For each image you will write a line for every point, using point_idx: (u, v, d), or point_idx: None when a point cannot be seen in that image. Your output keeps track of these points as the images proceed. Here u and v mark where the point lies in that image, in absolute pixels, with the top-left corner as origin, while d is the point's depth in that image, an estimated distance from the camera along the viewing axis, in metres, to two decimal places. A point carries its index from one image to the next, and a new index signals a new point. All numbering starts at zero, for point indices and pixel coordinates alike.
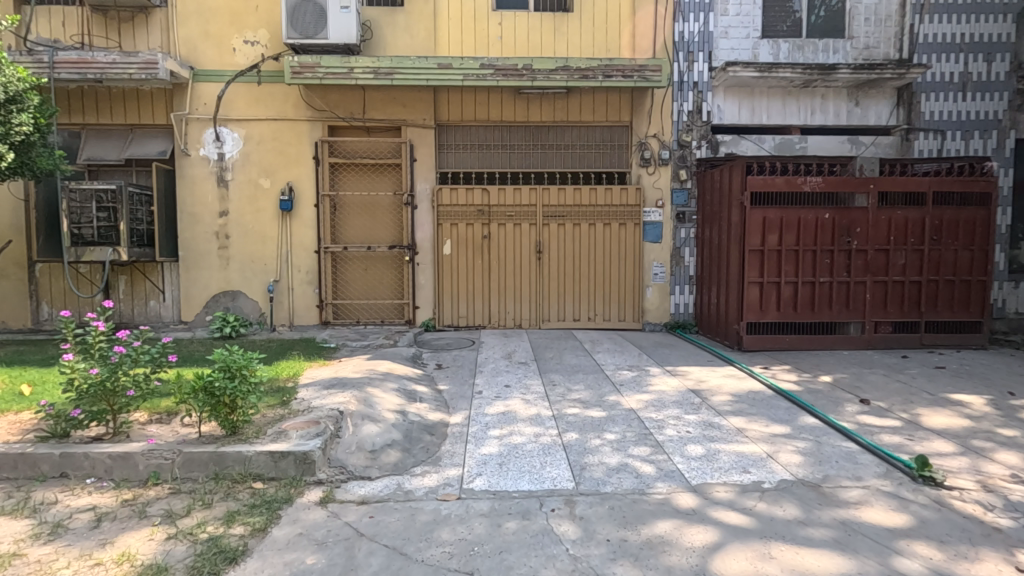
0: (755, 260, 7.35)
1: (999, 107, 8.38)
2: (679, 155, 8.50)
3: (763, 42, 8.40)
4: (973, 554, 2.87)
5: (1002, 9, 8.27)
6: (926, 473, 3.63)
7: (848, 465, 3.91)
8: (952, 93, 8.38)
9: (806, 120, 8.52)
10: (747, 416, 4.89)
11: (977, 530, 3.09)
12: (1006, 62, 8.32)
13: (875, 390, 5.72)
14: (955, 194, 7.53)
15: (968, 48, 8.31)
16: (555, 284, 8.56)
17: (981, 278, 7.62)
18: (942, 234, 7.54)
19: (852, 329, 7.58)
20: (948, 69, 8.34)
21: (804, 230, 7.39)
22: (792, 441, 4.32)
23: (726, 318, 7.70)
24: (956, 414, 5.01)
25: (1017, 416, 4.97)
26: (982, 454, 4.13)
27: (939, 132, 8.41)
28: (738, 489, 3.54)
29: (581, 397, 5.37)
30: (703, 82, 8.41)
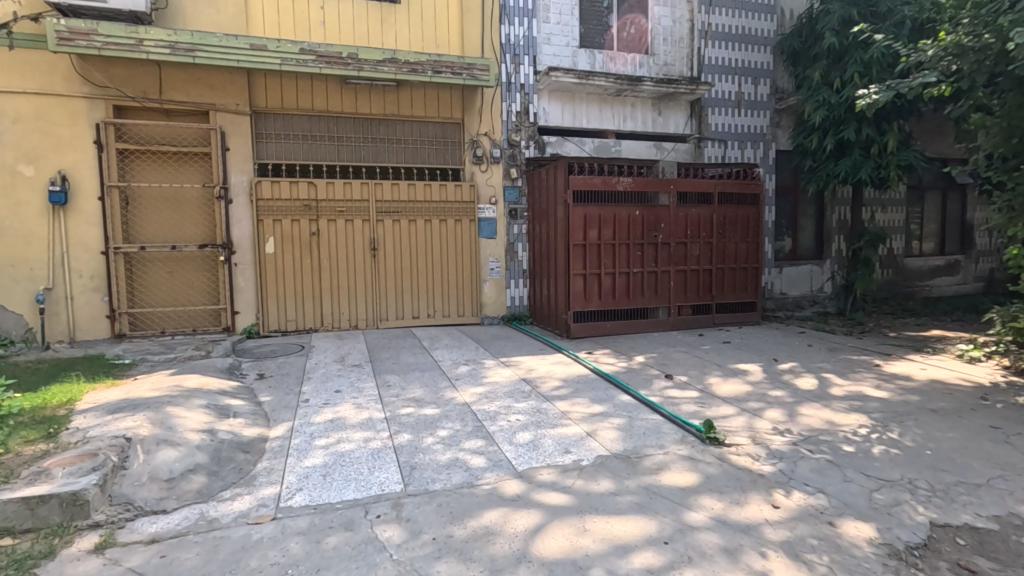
0: (579, 254, 7.91)
1: (764, 123, 10.06)
2: (510, 154, 8.80)
3: (580, 51, 9.05)
4: (743, 499, 3.38)
5: (763, 41, 9.95)
6: (712, 435, 4.22)
7: (653, 435, 4.38)
8: (731, 109, 9.86)
9: (619, 125, 9.38)
10: (571, 399, 5.23)
11: (748, 478, 3.65)
12: (768, 86, 10.02)
13: (677, 366, 6.51)
14: (734, 195, 8.88)
15: (740, 72, 9.85)
16: (391, 282, 8.34)
17: (755, 266, 9.11)
18: (726, 228, 8.86)
19: (661, 313, 8.56)
20: (727, 88, 9.80)
21: (619, 226, 8.14)
22: (608, 419, 4.72)
23: (556, 308, 8.19)
24: (737, 381, 5.91)
25: (779, 378, 6.02)
26: (753, 413, 4.92)
27: (722, 142, 9.85)
28: (559, 470, 3.75)
29: (415, 396, 5.28)
30: (529, 85, 8.81)
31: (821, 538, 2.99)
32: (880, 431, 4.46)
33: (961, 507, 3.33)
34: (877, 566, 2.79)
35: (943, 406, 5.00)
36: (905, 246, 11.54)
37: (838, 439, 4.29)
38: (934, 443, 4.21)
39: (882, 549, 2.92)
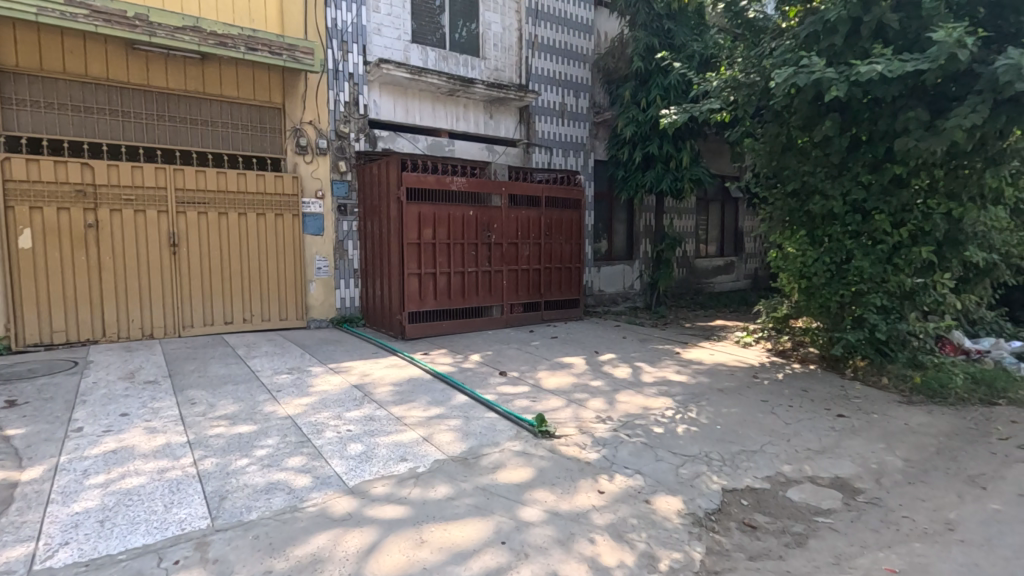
0: (413, 253, 7.73)
1: (584, 133, 10.88)
2: (337, 146, 8.26)
3: (412, 47, 8.84)
4: (573, 488, 3.56)
5: (582, 58, 10.76)
6: (543, 428, 4.39)
7: (489, 433, 4.42)
8: (555, 118, 10.48)
9: (452, 125, 9.39)
10: (406, 403, 5.05)
11: (576, 467, 3.86)
12: (587, 100, 10.87)
13: (510, 362, 6.71)
14: (560, 199, 9.47)
15: (563, 84, 10.53)
16: (197, 284, 7.26)
17: (577, 265, 9.83)
18: (553, 230, 9.40)
19: (494, 311, 8.77)
20: (552, 98, 10.40)
21: (453, 225, 8.13)
22: (444, 421, 4.65)
23: (390, 309, 7.89)
24: (564, 374, 6.27)
25: (600, 369, 6.54)
26: (579, 404, 5.25)
27: (548, 149, 10.43)
28: (395, 480, 3.57)
29: (227, 413, 4.64)
30: (358, 75, 8.34)
31: (639, 516, 3.26)
32: (682, 411, 5.07)
33: (743, 472, 3.91)
34: (684, 535, 3.12)
35: (727, 385, 5.87)
36: (695, 249, 13.44)
37: (649, 422, 4.77)
38: (722, 418, 4.91)
39: (688, 518, 3.29)
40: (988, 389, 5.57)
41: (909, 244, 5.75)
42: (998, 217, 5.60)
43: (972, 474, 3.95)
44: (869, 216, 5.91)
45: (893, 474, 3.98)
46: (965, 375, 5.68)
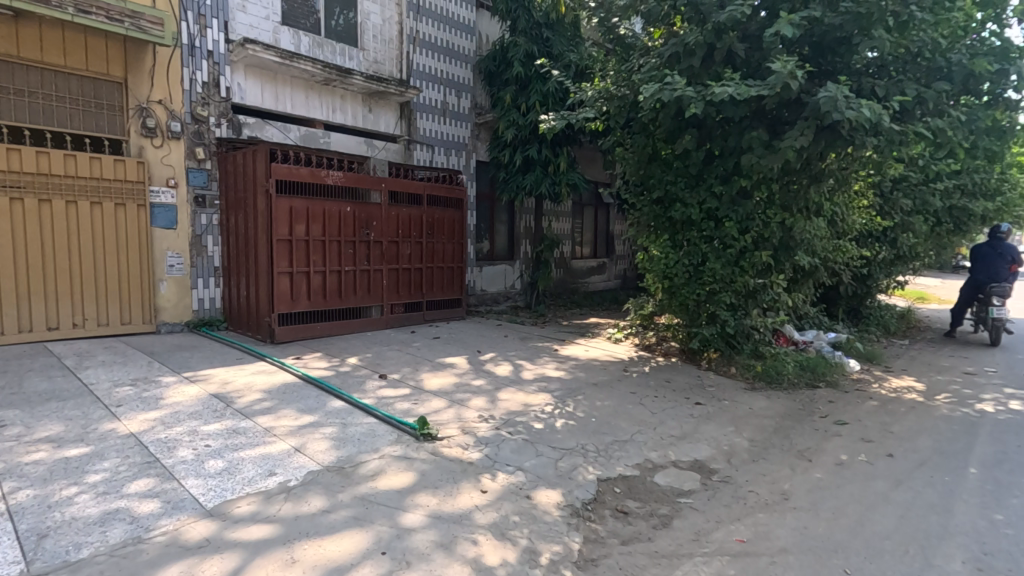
0: (283, 250, 7.20)
1: (466, 133, 10.87)
2: (194, 130, 7.41)
3: (282, 29, 8.23)
4: (455, 490, 3.52)
5: (464, 58, 10.77)
6: (425, 431, 4.29)
7: (368, 439, 4.23)
8: (437, 116, 10.37)
9: (328, 116, 8.88)
10: (275, 412, 4.66)
11: (459, 468, 3.82)
12: (469, 100, 10.88)
13: (390, 364, 6.50)
14: (442, 198, 9.39)
15: (445, 83, 10.46)
16: (7, 283, 6.09)
17: (459, 265, 9.81)
18: (435, 229, 9.29)
19: (373, 312, 8.46)
20: (433, 96, 10.28)
21: (329, 222, 7.70)
22: (319, 429, 4.36)
23: (257, 311, 7.26)
24: (446, 374, 6.21)
25: (482, 368, 6.58)
26: (461, 403, 5.23)
27: (430, 147, 10.29)
28: (261, 497, 3.28)
29: (50, 435, 3.95)
30: (219, 54, 7.56)
31: (521, 512, 3.31)
32: (560, 406, 5.26)
33: (616, 461, 4.15)
34: (563, 527, 3.23)
35: (600, 380, 6.21)
36: (572, 251, 14.08)
37: (530, 419, 4.88)
38: (596, 411, 5.17)
39: (566, 510, 3.40)
40: (812, 374, 6.46)
41: (752, 249, 6.49)
42: (820, 227, 6.51)
43: (800, 449, 4.55)
44: (721, 223, 6.59)
45: (740, 454, 4.47)
46: (795, 363, 6.54)
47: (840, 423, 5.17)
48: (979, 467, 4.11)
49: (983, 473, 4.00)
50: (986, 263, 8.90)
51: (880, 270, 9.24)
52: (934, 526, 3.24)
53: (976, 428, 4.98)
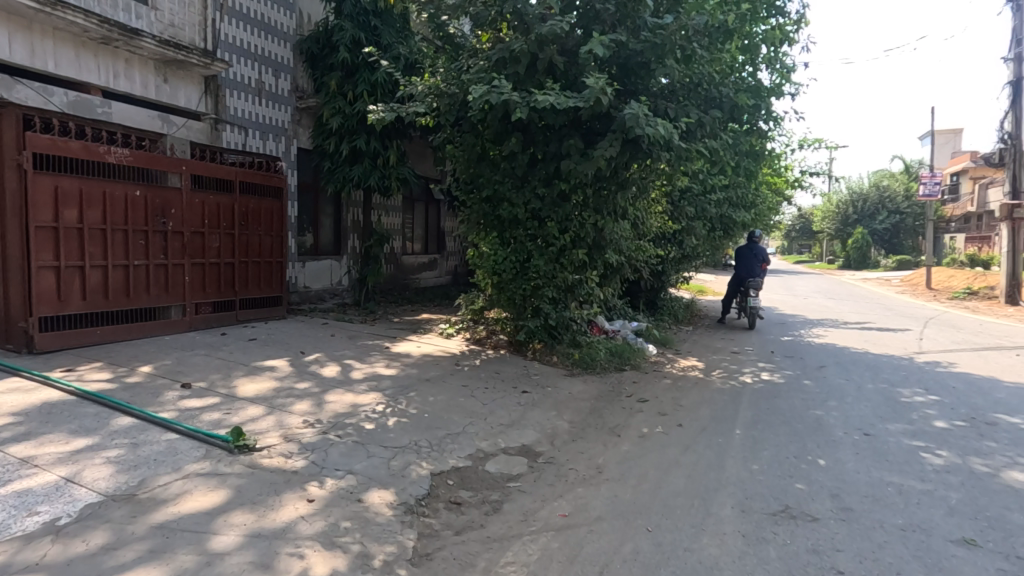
0: (46, 240, 5.94)
1: (285, 117, 10.00)
2: None
3: None
4: (277, 503, 3.23)
5: (282, 35, 9.91)
6: (240, 442, 3.88)
7: (167, 458, 3.67)
8: (251, 95, 9.38)
9: (108, 82, 7.42)
10: (35, 438, 3.80)
11: (281, 479, 3.53)
12: (288, 82, 10.03)
13: (195, 372, 5.72)
14: (257, 185, 8.55)
15: (260, 60, 9.51)
16: None
17: (279, 259, 9.02)
18: (248, 220, 8.41)
19: (173, 313, 7.39)
20: (245, 73, 9.27)
21: (111, 207, 6.54)
22: (100, 453, 3.67)
23: (7, 314, 5.88)
24: (264, 379, 5.68)
25: (306, 369, 6.15)
26: (282, 409, 4.82)
27: (242, 128, 9.24)
28: (17, 544, 2.65)
29: None
30: None
31: (351, 517, 3.18)
32: (392, 404, 5.15)
33: (448, 454, 4.21)
34: (396, 525, 3.17)
35: (433, 375, 6.24)
36: (402, 246, 13.89)
37: (360, 419, 4.70)
38: (429, 406, 5.18)
39: (400, 508, 3.35)
40: (620, 359, 7.28)
41: (571, 247, 7.06)
42: (626, 229, 7.34)
43: (611, 426, 5.10)
44: (544, 223, 7.06)
45: (562, 435, 4.85)
46: (606, 349, 7.30)
47: (642, 400, 5.90)
48: (742, 428, 5.03)
49: (745, 433, 4.90)
50: (745, 261, 10.90)
51: (671, 267, 10.75)
52: (713, 480, 3.89)
53: (740, 397, 6.10)
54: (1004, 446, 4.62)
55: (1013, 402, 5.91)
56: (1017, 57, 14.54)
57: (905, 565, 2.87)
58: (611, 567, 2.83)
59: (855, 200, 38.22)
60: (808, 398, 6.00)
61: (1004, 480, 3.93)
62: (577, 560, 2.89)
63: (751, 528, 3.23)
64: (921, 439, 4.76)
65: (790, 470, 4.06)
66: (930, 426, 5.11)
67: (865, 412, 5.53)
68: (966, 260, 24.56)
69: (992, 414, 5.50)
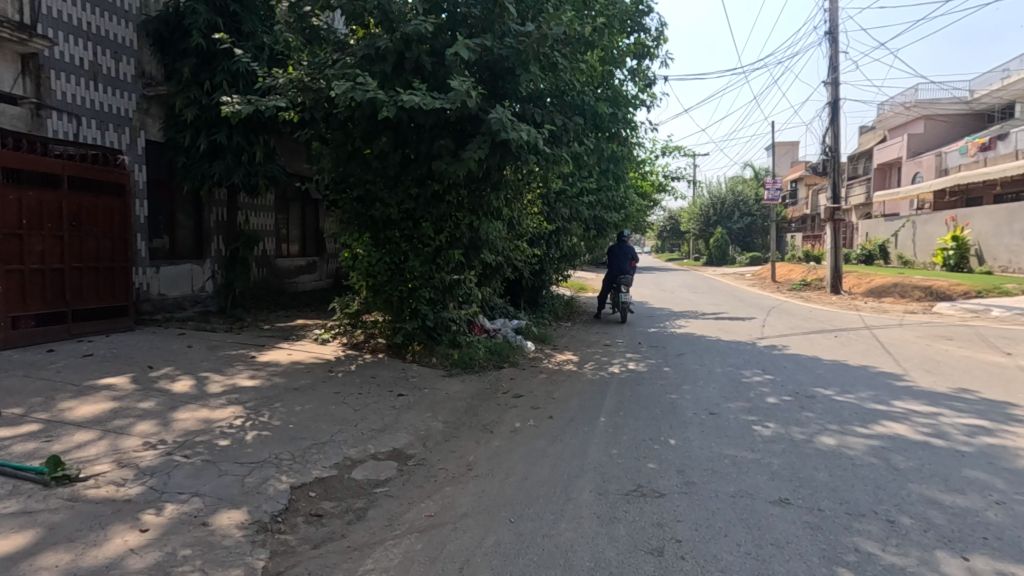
0: None
1: (129, 106, 8.94)
2: None
3: None
4: (101, 538, 2.88)
5: (123, 14, 8.86)
6: (58, 473, 3.41)
7: None
8: (83, 79, 8.26)
9: None
10: None
11: (110, 510, 3.15)
12: (132, 66, 8.98)
13: (8, 397, 4.93)
14: (91, 181, 7.57)
15: (95, 39, 8.41)
16: None
17: (123, 264, 8.05)
18: (82, 220, 7.42)
19: None
20: (76, 53, 8.13)
21: None
22: None
23: None
24: (99, 399, 5.04)
25: (153, 386, 5.56)
26: (119, 432, 4.31)
27: (73, 116, 8.09)
28: None
29: None
30: None
31: (193, 543, 2.92)
32: (253, 417, 4.81)
33: (312, 465, 4.02)
34: (246, 546, 2.96)
35: (302, 383, 5.93)
36: (276, 248, 13.03)
37: (213, 436, 4.32)
38: (295, 416, 4.91)
39: (251, 528, 3.14)
40: (498, 356, 7.42)
41: (446, 248, 7.06)
42: (501, 229, 7.47)
43: (485, 422, 5.19)
44: (418, 223, 7.01)
45: (435, 436, 4.84)
46: (485, 348, 7.41)
47: (516, 395, 6.06)
48: (607, 415, 5.36)
49: (609, 420, 5.22)
50: (616, 259, 11.60)
51: (550, 265, 11.16)
52: (575, 467, 4.09)
53: (608, 386, 6.51)
54: (818, 415, 5.38)
55: (828, 377, 6.90)
56: (833, 82, 16.99)
57: (732, 527, 3.23)
58: (472, 561, 2.88)
59: (715, 203, 42.27)
60: (667, 384, 6.58)
61: (816, 444, 4.57)
62: (438, 559, 2.90)
63: (605, 509, 3.44)
64: (755, 414, 5.40)
65: (644, 451, 4.40)
66: (764, 402, 5.80)
67: (712, 393, 6.15)
68: (802, 255, 28.24)
69: (812, 388, 6.36)
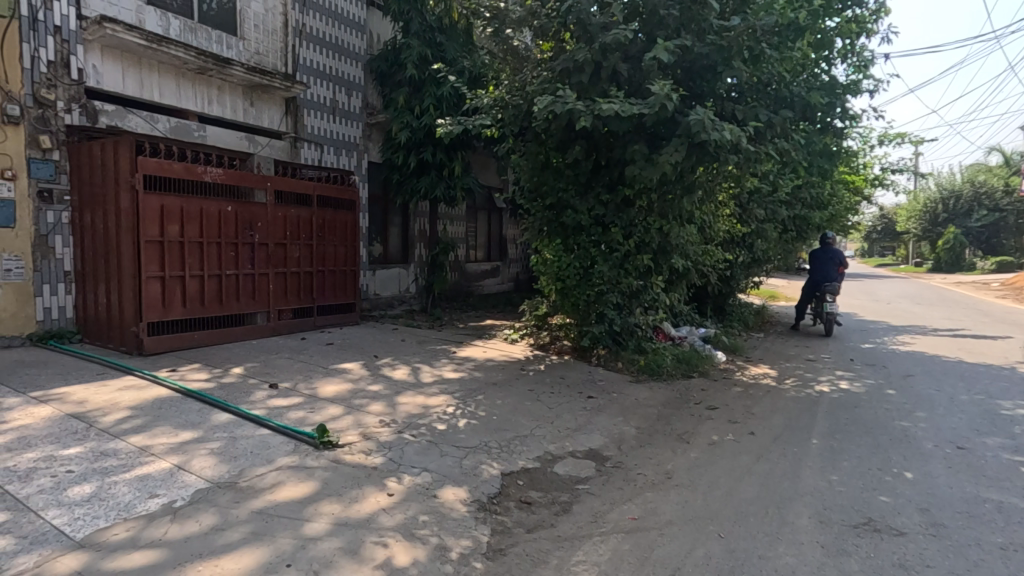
0: (154, 253, 6.60)
1: (357, 133, 10.53)
2: (37, 115, 6.39)
3: (148, 8, 7.35)
4: (361, 495, 3.46)
5: (355, 56, 10.46)
6: (325, 439, 4.17)
7: (261, 451, 4.01)
8: (326, 114, 9.94)
9: (203, 108, 8.08)
10: (149, 431, 4.26)
11: (363, 473, 3.77)
12: (360, 99, 10.56)
13: (280, 373, 6.20)
14: (333, 199, 9.11)
15: (335, 80, 10.08)
16: None
17: (352, 268, 9.51)
18: (326, 232, 8.96)
19: (258, 318, 8.00)
20: (322, 93, 9.84)
21: (206, 222, 7.16)
22: (204, 444, 4.07)
23: (120, 319, 6.54)
24: (341, 380, 6.06)
25: (379, 372, 6.49)
26: (360, 409, 5.12)
27: (318, 145, 9.81)
28: (143, 521, 3.01)
29: None
30: (68, 30, 6.57)
31: (429, 511, 3.35)
32: (462, 406, 5.34)
33: (518, 455, 4.33)
34: (471, 521, 3.32)
35: (499, 379, 6.40)
36: (466, 254, 14.22)
37: (432, 420, 4.91)
38: (497, 409, 5.33)
39: (473, 505, 3.50)
40: (687, 365, 7.15)
41: (635, 253, 7.05)
42: (691, 233, 7.23)
43: (680, 432, 5.06)
44: (608, 229, 7.10)
45: (629, 440, 4.86)
46: (673, 356, 7.19)
47: (711, 407, 5.80)
48: (820, 437, 4.85)
49: (822, 443, 4.71)
50: (820, 265, 10.34)
51: (740, 271, 10.43)
52: (788, 489, 3.78)
53: (817, 405, 5.87)
54: None
55: None
56: None
57: None
58: (683, 570, 2.85)
59: (946, 198, 35.35)
60: (893, 408, 5.70)
61: None
62: (648, 563, 2.92)
63: (831, 539, 3.13)
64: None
65: (872, 482, 3.89)
66: None
67: (958, 424, 5.17)
68: None
69: None
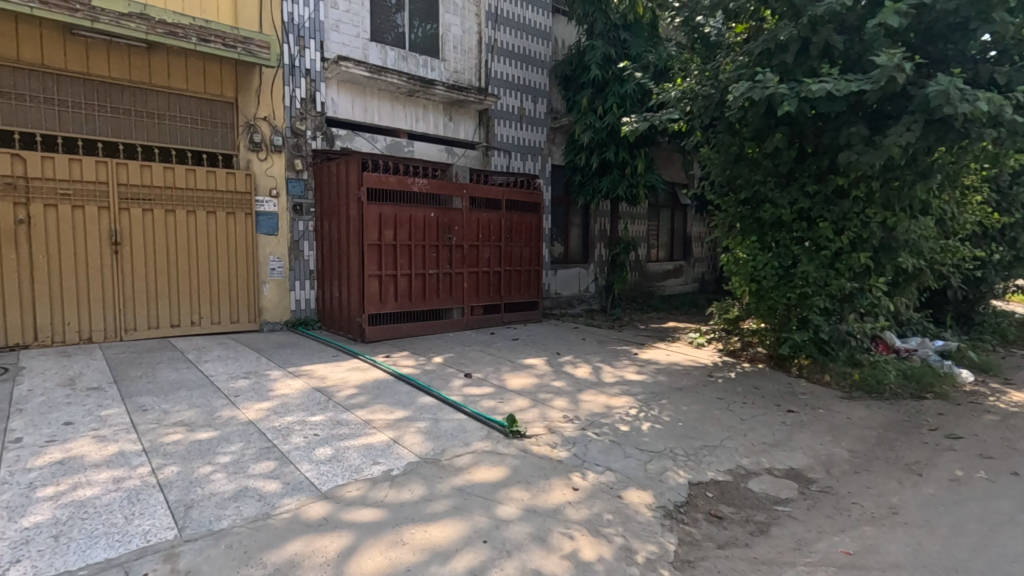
0: (373, 254, 7.66)
1: (542, 138, 10.95)
2: (293, 143, 7.87)
3: (371, 44, 8.56)
4: (547, 486, 3.61)
5: (541, 64, 10.88)
6: (515, 428, 4.43)
7: (459, 434, 4.42)
8: (514, 122, 10.52)
9: (411, 126, 9.16)
10: (371, 407, 4.99)
11: (549, 465, 3.92)
12: (545, 105, 10.97)
13: (473, 364, 6.76)
14: (521, 202, 9.61)
15: (523, 89, 10.61)
16: (147, 284, 6.82)
17: (536, 268, 9.94)
18: (513, 234, 9.50)
19: (454, 313, 8.79)
20: (511, 103, 10.44)
21: (414, 227, 8.10)
22: (413, 423, 4.63)
23: (348, 310, 7.73)
24: (527, 374, 6.38)
25: (561, 369, 6.68)
26: (545, 403, 5.33)
27: (507, 152, 10.43)
28: (369, 483, 3.54)
29: (186, 420, 4.44)
30: (315, 72, 7.98)
31: (614, 511, 3.36)
32: (645, 409, 5.23)
33: (706, 466, 4.10)
34: (657, 527, 3.24)
35: (684, 384, 6.13)
36: (647, 254, 13.86)
37: (614, 420, 4.90)
38: (683, 415, 5.10)
39: (658, 511, 3.41)
40: (917, 384, 6.04)
41: (849, 251, 6.15)
42: (927, 226, 6.07)
43: (908, 461, 4.29)
44: (814, 224, 6.31)
45: (840, 464, 4.27)
46: (897, 371, 6.14)
47: (952, 436, 4.81)
48: None
49: None
50: None
51: (996, 272, 8.46)
52: None
53: None
54: None
55: None
56: None
57: None
58: None
59: None
60: None
61: None
62: None
63: None
64: None
65: None
66: None
67: None
68: None
69: None
